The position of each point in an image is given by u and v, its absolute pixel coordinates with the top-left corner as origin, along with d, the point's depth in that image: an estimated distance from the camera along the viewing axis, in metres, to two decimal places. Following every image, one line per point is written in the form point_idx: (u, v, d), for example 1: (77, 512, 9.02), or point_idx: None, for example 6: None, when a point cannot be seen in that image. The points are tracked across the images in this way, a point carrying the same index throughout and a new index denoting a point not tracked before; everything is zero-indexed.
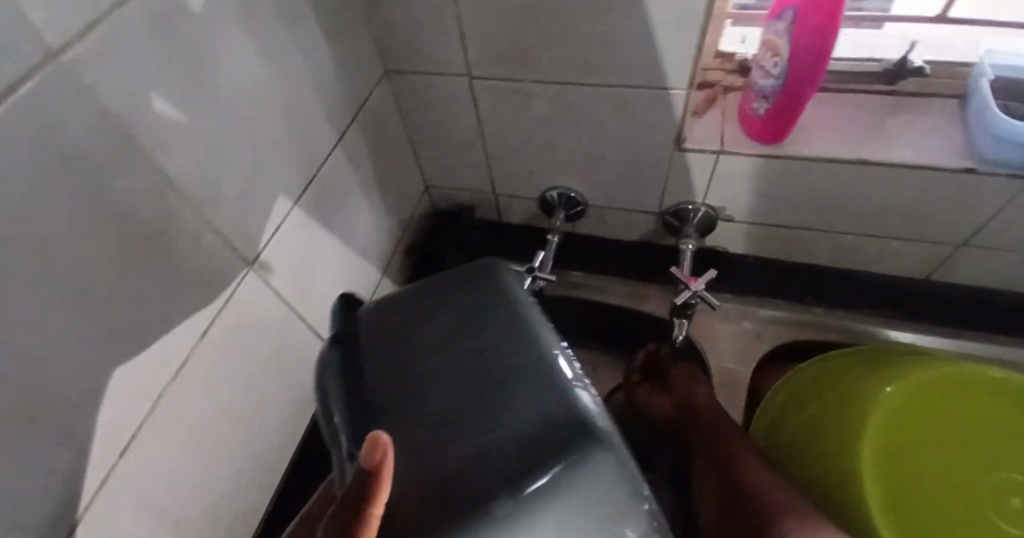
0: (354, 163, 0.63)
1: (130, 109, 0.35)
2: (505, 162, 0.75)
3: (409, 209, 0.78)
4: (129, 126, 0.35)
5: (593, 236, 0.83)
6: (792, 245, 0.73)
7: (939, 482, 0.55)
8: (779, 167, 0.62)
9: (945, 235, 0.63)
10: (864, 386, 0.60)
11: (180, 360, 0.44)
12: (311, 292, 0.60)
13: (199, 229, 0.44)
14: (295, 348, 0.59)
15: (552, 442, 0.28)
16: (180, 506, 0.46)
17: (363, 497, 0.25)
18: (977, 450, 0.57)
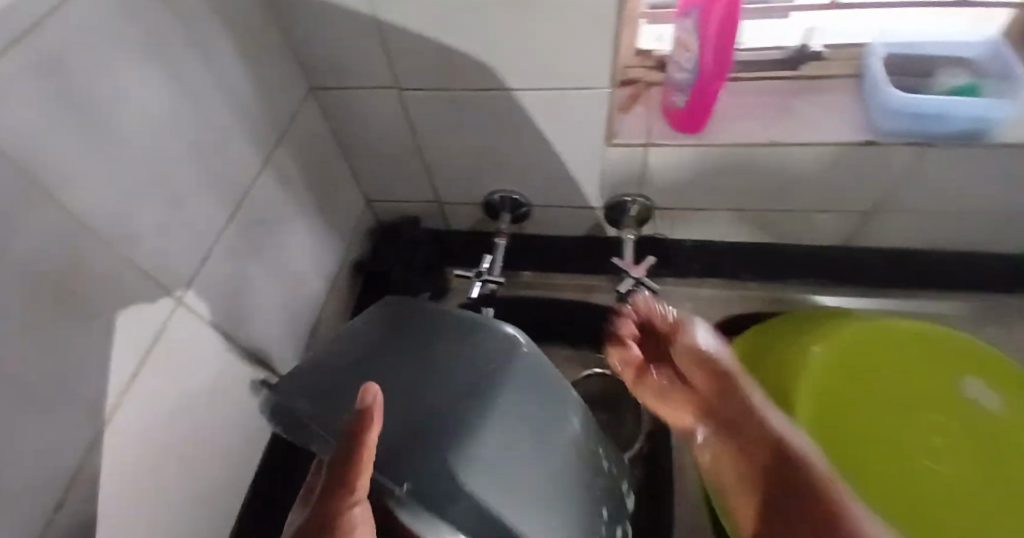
0: (285, 186, 0.62)
1: (35, 148, 0.31)
2: (442, 172, 0.75)
3: (344, 224, 0.78)
4: (34, 166, 0.31)
5: (552, 236, 0.84)
6: (724, 227, 0.76)
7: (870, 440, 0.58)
8: (704, 154, 0.63)
9: (854, 203, 0.68)
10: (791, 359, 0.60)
11: (112, 405, 0.40)
12: (246, 320, 0.57)
13: (121, 269, 0.40)
14: (236, 380, 0.56)
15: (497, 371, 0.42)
16: None
17: (361, 428, 0.32)
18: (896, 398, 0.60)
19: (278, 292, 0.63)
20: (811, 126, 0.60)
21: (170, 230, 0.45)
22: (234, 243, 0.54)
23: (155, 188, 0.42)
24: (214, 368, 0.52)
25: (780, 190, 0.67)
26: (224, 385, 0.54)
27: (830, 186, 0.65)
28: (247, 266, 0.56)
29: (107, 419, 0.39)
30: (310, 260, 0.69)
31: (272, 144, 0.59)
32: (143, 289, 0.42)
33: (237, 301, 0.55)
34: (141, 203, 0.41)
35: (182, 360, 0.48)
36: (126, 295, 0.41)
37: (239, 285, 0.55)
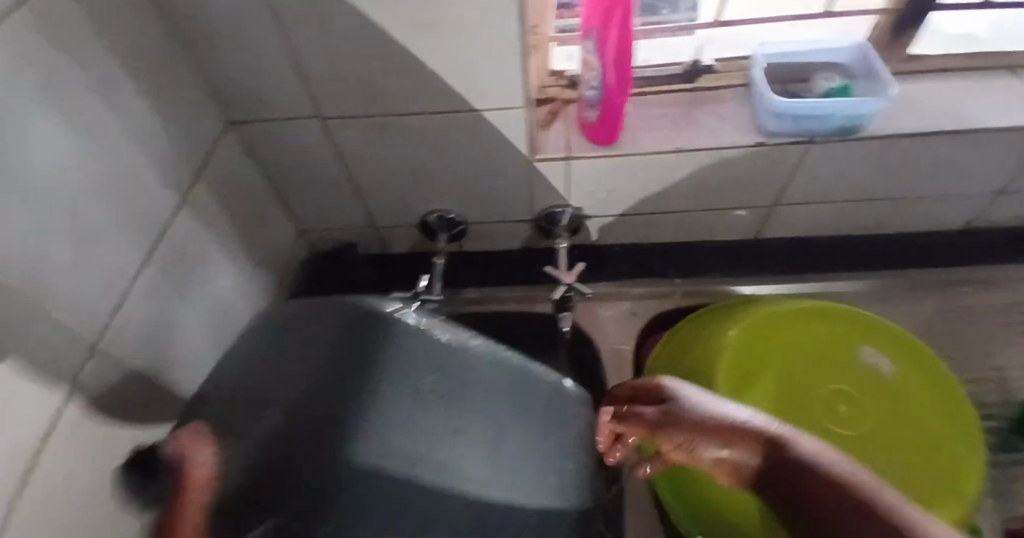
0: (206, 222, 0.60)
1: None
2: (374, 196, 0.75)
3: (276, 254, 0.76)
4: None
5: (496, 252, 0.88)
6: (650, 228, 0.81)
7: (790, 412, 0.62)
8: (620, 163, 0.68)
9: (758, 198, 0.74)
10: (712, 334, 0.65)
11: (25, 465, 0.37)
12: (173, 363, 0.55)
13: (29, 321, 0.37)
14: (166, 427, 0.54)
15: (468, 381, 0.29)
16: None
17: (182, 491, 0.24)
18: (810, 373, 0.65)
19: (207, 331, 0.61)
20: (713, 132, 0.66)
21: (82, 276, 0.43)
22: (154, 285, 0.52)
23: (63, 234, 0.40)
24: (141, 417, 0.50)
25: (694, 192, 0.73)
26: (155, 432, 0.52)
27: (737, 185, 0.71)
28: (170, 308, 0.54)
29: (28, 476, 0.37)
30: (239, 295, 0.68)
31: (190, 180, 0.57)
32: (62, 340, 0.40)
33: (162, 345, 0.53)
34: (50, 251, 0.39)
35: (102, 412, 0.45)
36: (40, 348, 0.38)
37: (163, 329, 0.53)
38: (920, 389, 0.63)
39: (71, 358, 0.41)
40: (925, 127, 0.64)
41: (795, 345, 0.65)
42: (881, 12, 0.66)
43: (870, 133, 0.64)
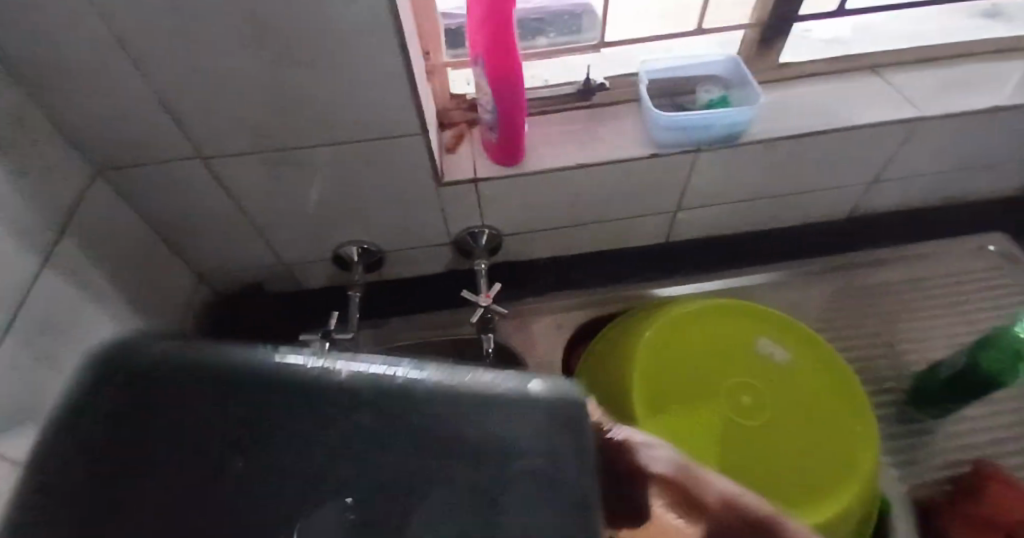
0: (79, 280, 0.55)
1: None
2: (278, 234, 0.72)
3: (169, 304, 0.71)
4: None
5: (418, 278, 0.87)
6: (565, 242, 0.83)
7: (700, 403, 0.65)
8: (526, 182, 0.68)
9: (660, 205, 0.78)
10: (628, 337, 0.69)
11: None
12: None
13: None
14: None
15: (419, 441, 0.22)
16: None
17: None
18: (722, 366, 0.68)
19: None
20: (610, 146, 0.69)
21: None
22: (16, 356, 0.46)
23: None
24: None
25: (601, 203, 0.75)
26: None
27: (639, 195, 0.74)
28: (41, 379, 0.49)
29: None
30: None
31: (55, 235, 0.52)
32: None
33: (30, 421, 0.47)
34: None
35: None
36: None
37: (33, 403, 0.48)
38: (818, 378, 0.67)
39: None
40: (798, 129, 0.70)
41: (707, 341, 0.69)
42: (746, 28, 0.72)
43: (751, 138, 0.69)
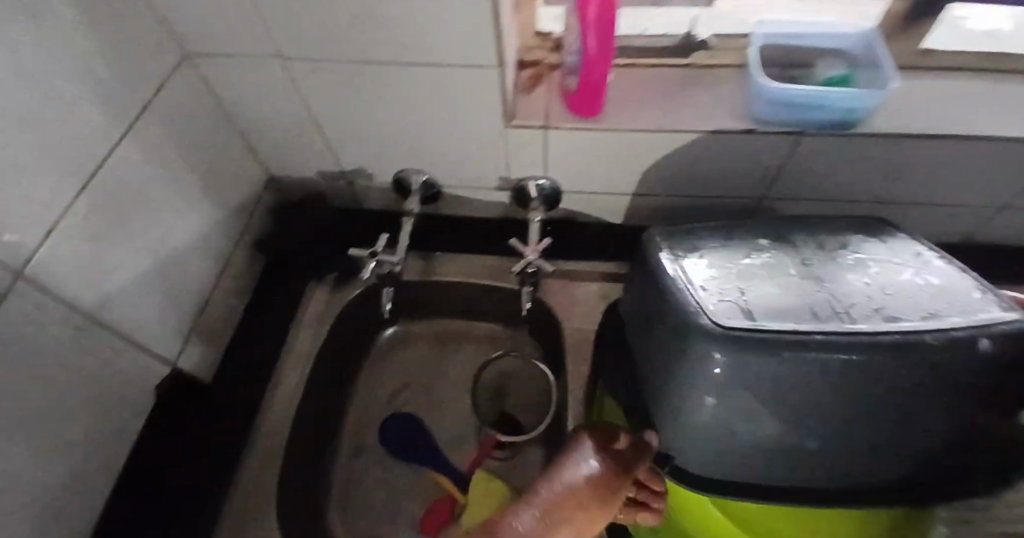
0: (158, 156, 0.58)
1: None
2: (345, 149, 0.73)
3: (244, 198, 0.75)
4: None
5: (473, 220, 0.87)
6: (627, 210, 0.79)
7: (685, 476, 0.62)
8: (600, 139, 0.65)
9: (743, 192, 0.74)
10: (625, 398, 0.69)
11: None
12: (116, 298, 0.53)
13: None
14: (106, 362, 0.53)
15: (944, 372, 0.47)
16: None
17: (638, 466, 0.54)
18: None
19: (156, 268, 0.59)
20: (697, 112, 0.64)
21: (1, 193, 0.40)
22: (93, 213, 0.49)
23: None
24: (71, 350, 0.48)
25: (686, 175, 0.71)
26: (87, 367, 0.50)
27: (721, 169, 0.69)
28: (115, 239, 0.52)
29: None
30: (197, 236, 0.65)
31: (139, 108, 0.54)
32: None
33: (101, 278, 0.51)
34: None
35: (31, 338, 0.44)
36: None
37: (103, 261, 0.51)
38: None
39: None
40: (926, 129, 0.60)
41: None
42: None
43: (863, 130, 0.61)
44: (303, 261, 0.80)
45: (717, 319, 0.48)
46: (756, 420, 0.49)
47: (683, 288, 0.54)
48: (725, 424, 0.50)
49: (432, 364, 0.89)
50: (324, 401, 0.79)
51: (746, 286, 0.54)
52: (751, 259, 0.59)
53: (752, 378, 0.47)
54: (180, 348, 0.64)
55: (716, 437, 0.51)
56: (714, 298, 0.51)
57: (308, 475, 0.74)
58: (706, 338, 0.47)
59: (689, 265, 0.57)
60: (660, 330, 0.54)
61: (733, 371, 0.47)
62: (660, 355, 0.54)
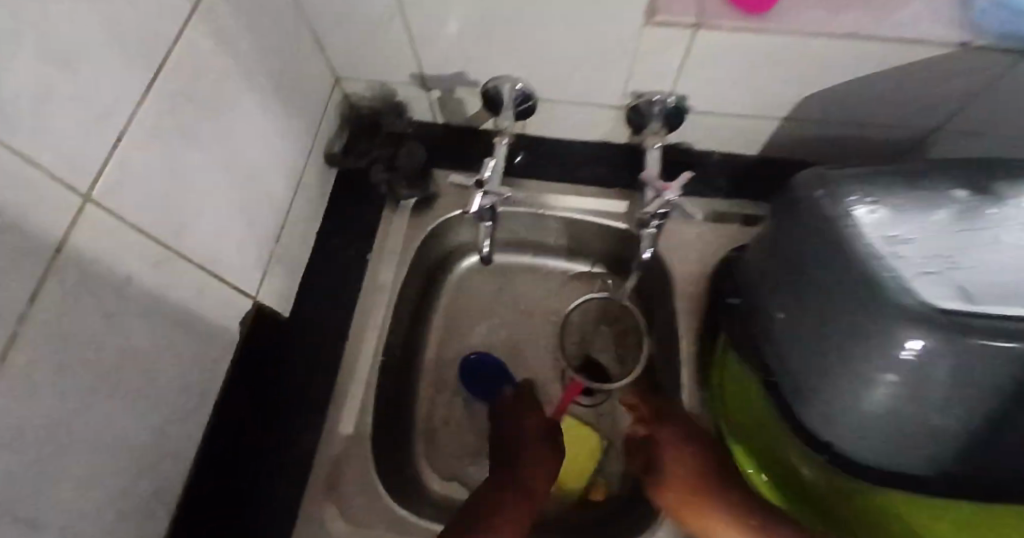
0: (230, 47, 0.46)
1: None
2: (432, 47, 0.60)
3: (314, 105, 0.63)
4: None
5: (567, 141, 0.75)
6: (756, 137, 0.67)
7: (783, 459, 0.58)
8: (763, 45, 0.52)
9: (917, 120, 0.61)
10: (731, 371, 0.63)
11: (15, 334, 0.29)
12: (194, 226, 0.45)
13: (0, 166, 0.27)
14: (190, 302, 0.45)
15: None
16: (83, 513, 0.37)
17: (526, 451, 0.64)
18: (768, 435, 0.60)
19: (233, 189, 0.49)
20: (890, 12, 0.51)
21: (60, 92, 0.30)
22: (164, 119, 0.39)
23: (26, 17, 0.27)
24: (154, 288, 0.41)
25: (852, 96, 0.58)
26: (172, 306, 0.43)
27: (897, 90, 0.56)
28: (188, 155, 0.43)
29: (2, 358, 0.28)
30: (270, 149, 0.55)
31: None
32: (37, 183, 0.29)
33: (177, 202, 0.42)
34: (21, 60, 0.27)
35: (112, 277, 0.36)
36: (13, 195, 0.28)
37: (178, 181, 0.42)
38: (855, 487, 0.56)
39: (56, 205, 0.31)
40: None
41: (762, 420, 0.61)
42: None
43: None
44: (379, 180, 0.68)
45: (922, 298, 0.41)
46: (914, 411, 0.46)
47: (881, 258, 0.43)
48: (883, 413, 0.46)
49: (513, 302, 0.81)
50: (402, 336, 0.73)
51: (946, 258, 0.44)
52: (944, 213, 0.46)
53: (940, 373, 0.42)
54: (261, 280, 0.56)
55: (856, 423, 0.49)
56: (910, 269, 0.43)
57: (390, 411, 0.70)
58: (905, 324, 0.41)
59: (876, 224, 0.46)
60: (835, 297, 0.46)
61: (930, 361, 0.42)
62: (822, 329, 0.48)
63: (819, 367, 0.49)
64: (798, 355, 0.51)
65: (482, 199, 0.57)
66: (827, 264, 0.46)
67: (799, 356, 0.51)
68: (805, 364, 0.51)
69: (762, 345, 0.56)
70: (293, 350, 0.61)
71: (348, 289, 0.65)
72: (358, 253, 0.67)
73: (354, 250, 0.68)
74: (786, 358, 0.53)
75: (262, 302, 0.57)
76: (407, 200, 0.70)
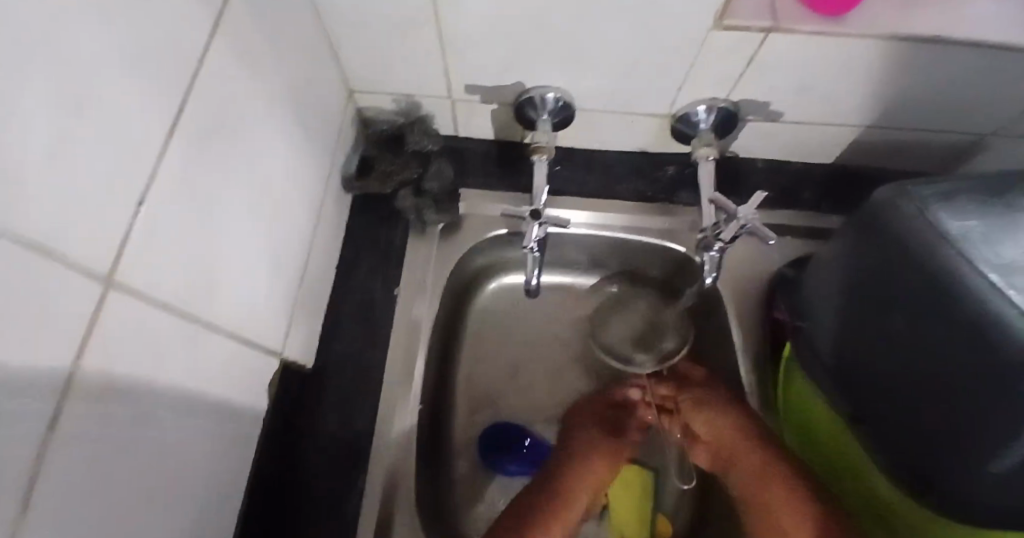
0: (253, 65, 0.38)
1: None
2: (464, 54, 0.53)
3: (330, 123, 0.56)
4: None
5: (602, 151, 0.69)
6: (809, 143, 0.63)
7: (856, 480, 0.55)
8: (838, 52, 0.48)
9: (978, 124, 0.57)
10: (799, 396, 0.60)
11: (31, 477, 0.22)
12: (218, 282, 0.37)
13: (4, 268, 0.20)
14: (216, 372, 0.38)
15: None
16: None
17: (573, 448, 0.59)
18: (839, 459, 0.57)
19: (259, 233, 0.42)
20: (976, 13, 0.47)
21: (75, 152, 0.23)
22: (190, 166, 0.32)
23: (26, 61, 0.19)
24: (180, 366, 0.34)
25: (918, 102, 0.54)
26: (199, 383, 0.36)
27: (967, 96, 0.52)
28: (214, 202, 0.35)
29: (22, 505, 0.22)
30: (293, 179, 0.48)
31: None
32: (53, 276, 0.22)
33: (206, 260, 0.35)
34: (18, 120, 0.20)
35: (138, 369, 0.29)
36: (18, 298, 0.21)
37: (205, 235, 0.35)
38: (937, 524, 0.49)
39: (71, 297, 0.24)
40: None
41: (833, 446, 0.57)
42: None
43: None
44: (406, 207, 0.62)
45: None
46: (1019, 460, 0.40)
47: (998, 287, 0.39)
48: (967, 452, 0.42)
49: (548, 326, 0.75)
50: (434, 370, 0.67)
51: None
52: None
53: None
54: (288, 330, 0.49)
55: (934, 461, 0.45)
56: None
57: (428, 454, 0.64)
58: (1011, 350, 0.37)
59: (983, 247, 0.42)
60: (941, 330, 0.42)
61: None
62: (925, 363, 0.44)
63: (925, 404, 0.44)
64: (896, 391, 0.47)
65: (537, 229, 0.51)
66: (930, 294, 0.43)
67: (898, 396, 0.47)
68: (905, 401, 0.46)
69: (847, 381, 0.52)
70: (322, 408, 0.54)
71: (378, 327, 0.59)
72: (386, 285, 0.61)
73: (380, 282, 0.61)
74: (876, 392, 0.49)
75: (288, 357, 0.50)
76: (435, 225, 0.64)
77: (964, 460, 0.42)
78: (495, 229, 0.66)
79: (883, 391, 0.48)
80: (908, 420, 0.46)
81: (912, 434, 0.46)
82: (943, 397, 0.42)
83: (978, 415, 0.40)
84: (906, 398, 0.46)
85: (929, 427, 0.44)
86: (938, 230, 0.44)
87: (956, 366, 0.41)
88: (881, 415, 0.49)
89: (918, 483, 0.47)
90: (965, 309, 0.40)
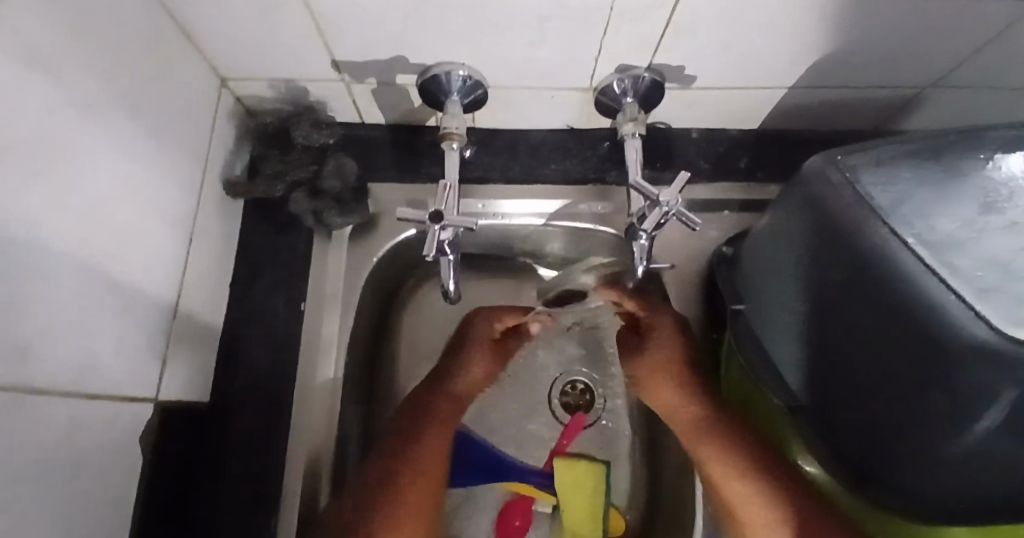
0: (51, 70, 0.31)
1: None
2: (344, 33, 0.45)
3: (195, 122, 0.48)
4: None
5: (525, 130, 0.63)
6: (741, 108, 0.59)
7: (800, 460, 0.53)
8: (760, 9, 0.43)
9: (912, 77, 0.53)
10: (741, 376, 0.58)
11: None
12: (41, 337, 0.31)
13: None
14: (61, 444, 0.33)
15: None
16: None
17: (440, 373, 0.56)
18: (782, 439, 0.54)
19: (95, 271, 0.36)
20: None
21: None
22: None
23: None
24: (4, 449, 0.28)
25: (848, 59, 0.50)
26: (36, 461, 0.31)
27: (899, 49, 0.48)
28: (13, 250, 0.29)
29: None
30: (139, 199, 0.41)
31: None
32: None
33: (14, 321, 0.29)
34: None
35: None
36: None
37: (4, 292, 0.28)
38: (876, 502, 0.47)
39: None
40: None
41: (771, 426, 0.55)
42: None
43: None
44: (302, 211, 0.54)
45: (968, 317, 0.34)
46: (952, 457, 0.37)
47: (932, 268, 0.36)
48: (895, 441, 0.40)
49: None
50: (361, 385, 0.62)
51: (1011, 265, 0.36)
52: (987, 206, 0.39)
53: (968, 406, 0.34)
54: (160, 369, 0.43)
55: (866, 448, 0.43)
56: (968, 280, 0.35)
57: None
58: (940, 339, 0.34)
59: (916, 220, 0.39)
60: (872, 300, 0.39)
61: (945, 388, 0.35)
62: (859, 340, 0.41)
63: (861, 391, 0.41)
64: (835, 372, 0.44)
65: (440, 233, 0.45)
66: (860, 272, 0.39)
67: (838, 373, 0.44)
68: (845, 384, 0.43)
69: (794, 364, 0.49)
70: (224, 453, 0.49)
71: (284, 352, 0.53)
72: (289, 300, 0.54)
73: (282, 298, 0.54)
74: (817, 373, 0.46)
75: (166, 400, 0.45)
76: (339, 228, 0.56)
77: (892, 448, 0.40)
78: (407, 229, 0.59)
79: (817, 375, 0.46)
80: (847, 400, 0.43)
81: (846, 418, 0.44)
82: (877, 376, 0.40)
83: (903, 403, 0.38)
84: (839, 382, 0.44)
85: (862, 411, 0.42)
86: (866, 203, 0.40)
87: (885, 351, 0.38)
88: (816, 397, 0.47)
89: (855, 469, 0.45)
90: (892, 291, 0.37)
